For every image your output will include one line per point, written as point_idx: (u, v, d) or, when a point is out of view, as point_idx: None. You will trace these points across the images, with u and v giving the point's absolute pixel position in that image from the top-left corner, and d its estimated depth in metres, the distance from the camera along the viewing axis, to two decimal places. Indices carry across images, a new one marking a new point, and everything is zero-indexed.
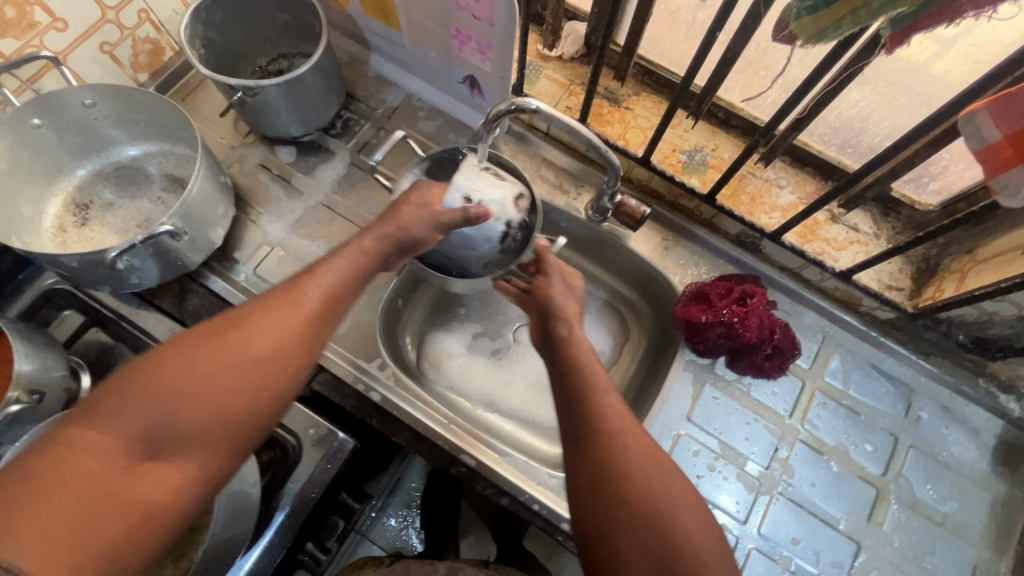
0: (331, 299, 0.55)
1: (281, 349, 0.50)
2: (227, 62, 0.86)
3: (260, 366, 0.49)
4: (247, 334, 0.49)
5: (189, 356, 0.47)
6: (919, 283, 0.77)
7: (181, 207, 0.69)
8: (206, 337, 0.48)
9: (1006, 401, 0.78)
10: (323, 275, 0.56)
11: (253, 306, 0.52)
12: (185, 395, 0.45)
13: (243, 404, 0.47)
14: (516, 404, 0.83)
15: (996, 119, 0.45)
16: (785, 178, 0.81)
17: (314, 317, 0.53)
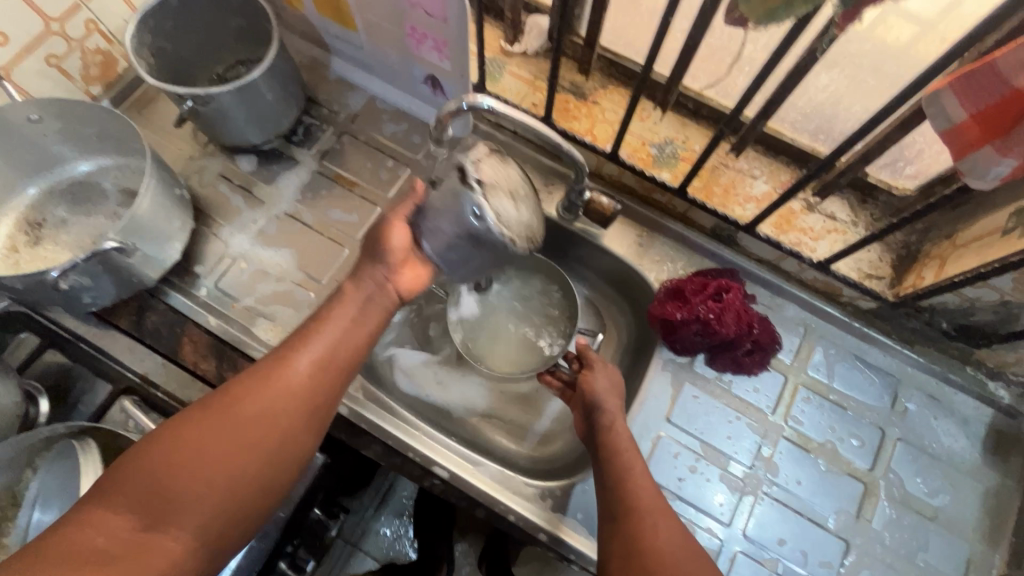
0: (324, 365, 0.59)
1: (275, 418, 0.55)
2: (182, 70, 0.83)
3: (255, 435, 0.54)
4: (242, 404, 0.55)
5: (189, 429, 0.53)
6: (900, 270, 0.74)
7: (129, 222, 0.66)
8: (204, 410, 0.54)
9: (995, 388, 0.76)
10: (318, 339, 0.59)
11: (246, 375, 0.57)
12: (187, 467, 0.51)
13: (242, 472, 0.53)
14: (496, 406, 0.81)
15: (962, 98, 0.42)
16: (758, 167, 0.78)
17: (306, 384, 0.57)
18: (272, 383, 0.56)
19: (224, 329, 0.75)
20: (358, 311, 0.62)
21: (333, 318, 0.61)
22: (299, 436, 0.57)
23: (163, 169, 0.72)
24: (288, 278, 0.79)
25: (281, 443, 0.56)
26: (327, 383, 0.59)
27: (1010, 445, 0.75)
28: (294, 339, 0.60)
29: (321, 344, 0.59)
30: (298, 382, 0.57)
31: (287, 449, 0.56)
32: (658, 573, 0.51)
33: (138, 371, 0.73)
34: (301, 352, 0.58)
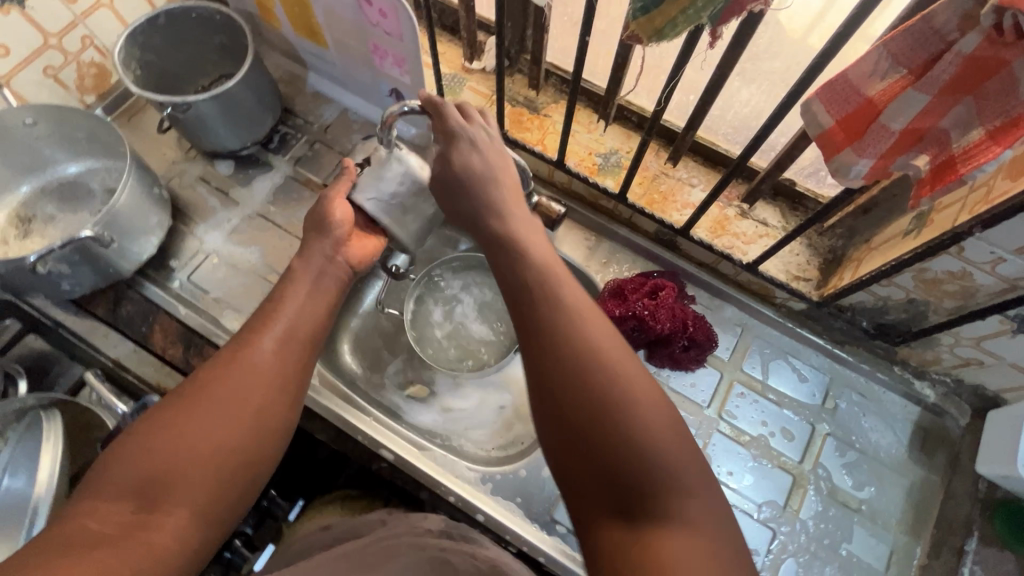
0: (293, 338, 0.56)
1: (257, 388, 0.51)
2: (168, 82, 0.90)
3: (239, 407, 0.50)
4: (220, 383, 0.50)
5: (168, 414, 0.48)
6: (827, 273, 0.79)
7: (106, 214, 0.72)
8: (179, 395, 0.50)
9: (921, 387, 0.79)
10: (283, 314, 0.57)
11: (217, 359, 0.53)
12: (174, 450, 0.46)
13: (232, 446, 0.48)
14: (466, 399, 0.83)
15: (828, 107, 0.47)
16: (696, 176, 0.83)
17: (281, 354, 0.54)
18: (244, 358, 0.52)
19: (192, 318, 0.80)
20: (313, 285, 0.61)
21: (292, 294, 0.59)
22: (284, 403, 0.53)
23: (143, 169, 0.78)
24: (256, 272, 0.85)
25: (266, 412, 0.51)
26: (298, 349, 0.56)
27: (935, 441, 0.78)
28: (258, 316, 0.57)
29: (289, 318, 0.57)
30: (272, 354, 0.54)
31: (274, 417, 0.52)
32: (603, 383, 0.43)
33: (111, 355, 0.79)
34: (267, 328, 0.55)
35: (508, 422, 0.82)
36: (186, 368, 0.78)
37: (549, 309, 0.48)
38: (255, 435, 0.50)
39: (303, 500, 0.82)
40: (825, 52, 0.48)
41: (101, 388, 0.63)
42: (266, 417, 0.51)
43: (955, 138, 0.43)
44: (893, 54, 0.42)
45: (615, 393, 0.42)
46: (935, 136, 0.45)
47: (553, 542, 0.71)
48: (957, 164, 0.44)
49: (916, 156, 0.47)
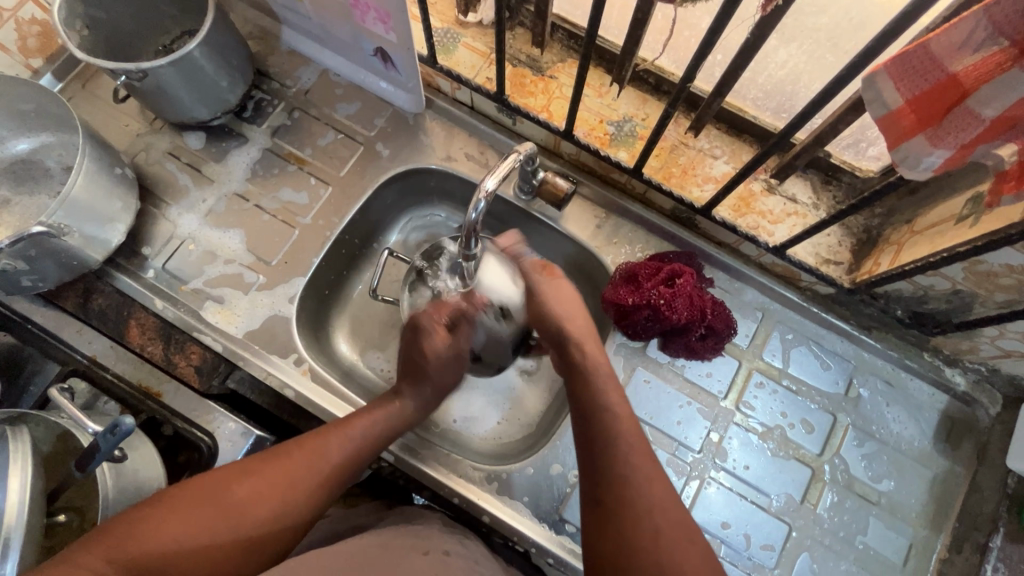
0: (341, 478, 0.58)
1: (280, 514, 0.54)
2: (123, 42, 0.79)
3: (261, 529, 0.52)
4: (258, 497, 0.53)
5: (201, 505, 0.51)
6: (859, 256, 0.73)
7: (61, 204, 0.64)
8: (223, 486, 0.53)
9: (952, 375, 0.75)
10: (344, 445, 0.59)
11: (271, 466, 0.55)
12: (186, 547, 0.49)
13: (235, 561, 0.51)
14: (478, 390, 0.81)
15: (897, 84, 0.39)
16: (719, 147, 0.75)
17: (322, 488, 0.57)
18: (292, 477, 0.55)
19: (170, 311, 0.75)
20: (383, 418, 0.64)
21: (361, 427, 0.61)
22: (300, 533, 0.55)
23: (100, 148, 0.70)
24: (237, 260, 0.78)
25: (279, 541, 0.54)
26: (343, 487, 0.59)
27: (962, 432, 0.74)
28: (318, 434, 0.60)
29: (346, 452, 0.59)
30: (316, 481, 0.56)
31: (283, 546, 0.54)
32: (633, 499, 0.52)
33: (86, 353, 0.72)
34: (326, 454, 0.58)
35: (523, 404, 0.81)
36: (167, 366, 0.73)
37: (598, 415, 0.58)
38: (257, 556, 0.52)
39: None
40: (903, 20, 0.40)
41: (69, 405, 0.58)
42: (277, 545, 0.53)
43: None
44: (996, 23, 0.33)
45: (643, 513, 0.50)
46: None
47: (562, 541, 0.69)
48: None
49: (1000, 145, 0.39)
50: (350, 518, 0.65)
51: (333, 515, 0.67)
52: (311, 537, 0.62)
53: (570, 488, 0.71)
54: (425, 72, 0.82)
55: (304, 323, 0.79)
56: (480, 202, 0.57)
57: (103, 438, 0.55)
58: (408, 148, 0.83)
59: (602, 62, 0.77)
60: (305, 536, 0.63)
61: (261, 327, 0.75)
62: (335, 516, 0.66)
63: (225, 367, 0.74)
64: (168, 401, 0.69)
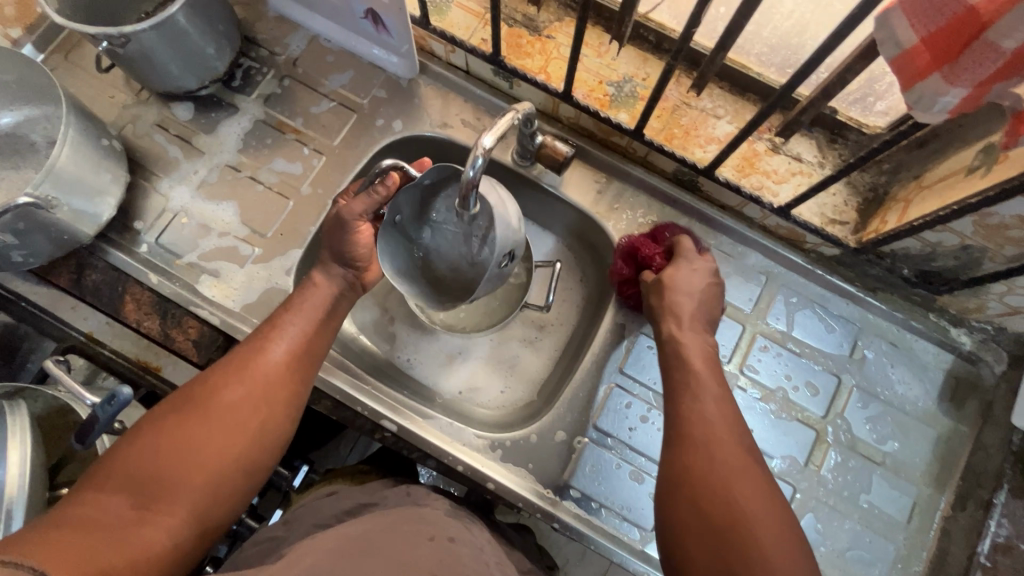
0: (298, 349, 0.59)
1: (264, 401, 0.55)
2: (103, 10, 0.76)
3: (237, 414, 0.53)
4: (221, 391, 0.54)
5: (173, 418, 0.52)
6: (866, 215, 0.71)
7: (47, 175, 0.63)
8: (205, 393, 0.54)
9: (957, 334, 0.74)
10: (288, 326, 0.60)
11: (223, 366, 0.56)
12: (174, 452, 0.50)
13: (228, 449, 0.52)
14: (481, 362, 0.81)
15: (911, 19, 0.37)
16: (722, 106, 0.73)
17: (283, 363, 0.57)
18: (259, 368, 0.56)
19: (166, 286, 0.73)
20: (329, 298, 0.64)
21: (297, 308, 0.62)
22: (281, 410, 0.56)
23: (85, 118, 0.67)
24: (231, 232, 0.76)
25: (267, 420, 0.55)
26: (307, 358, 0.59)
27: (966, 391, 0.74)
28: (268, 328, 0.60)
29: (291, 327, 0.60)
30: (280, 367, 0.57)
31: (270, 425, 0.55)
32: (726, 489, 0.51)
33: (83, 330, 0.73)
34: (271, 337, 0.58)
35: (527, 369, 0.81)
36: (164, 341, 0.71)
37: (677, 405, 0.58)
38: (248, 441, 0.53)
39: (306, 465, 0.79)
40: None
41: (66, 378, 0.58)
42: (262, 425, 0.55)
43: None
44: None
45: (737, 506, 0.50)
46: None
47: (568, 508, 0.69)
48: None
49: (1020, 82, 0.38)
50: (356, 494, 0.64)
51: (340, 490, 0.66)
52: (316, 512, 0.61)
53: (575, 454, 0.71)
54: (418, 35, 0.80)
55: None
56: (476, 161, 0.54)
57: (103, 409, 0.54)
58: (402, 116, 0.81)
59: (601, 20, 0.74)
60: (309, 509, 0.62)
61: (258, 300, 0.74)
62: (341, 491, 0.66)
63: (223, 340, 0.71)
64: (167, 375, 0.73)
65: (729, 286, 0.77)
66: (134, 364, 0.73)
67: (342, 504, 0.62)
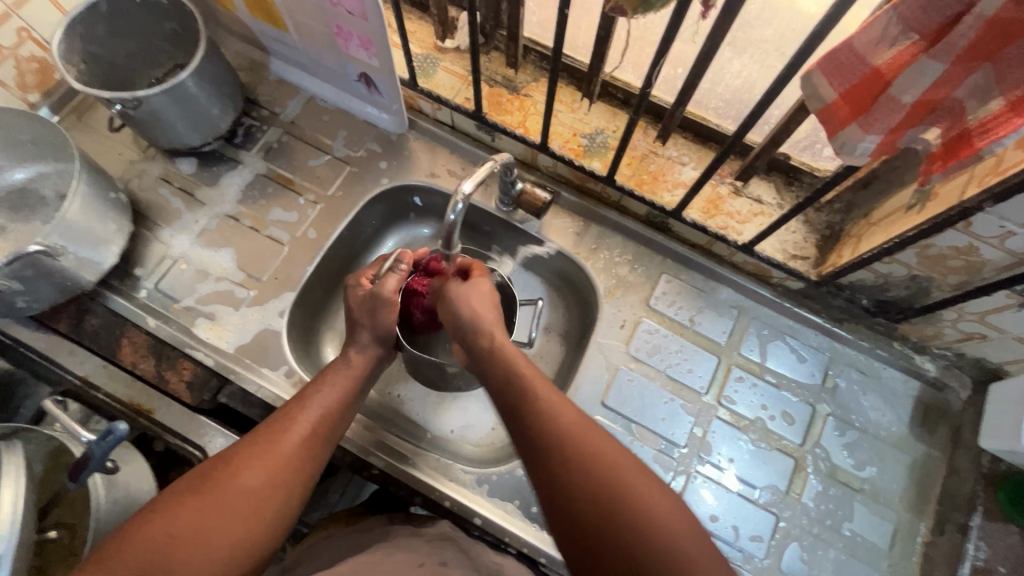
0: (321, 431, 0.60)
1: (275, 484, 0.55)
2: (117, 76, 0.83)
3: (251, 497, 0.53)
4: (241, 472, 0.54)
5: (186, 499, 0.52)
6: (824, 250, 0.77)
7: (58, 225, 0.67)
8: (225, 471, 0.54)
9: (922, 362, 0.78)
10: (313, 404, 0.61)
11: (243, 446, 0.56)
12: (184, 537, 0.49)
13: (237, 535, 0.51)
14: (476, 410, 0.82)
15: (830, 79, 0.43)
16: (686, 154, 0.80)
17: (302, 448, 0.58)
18: (275, 449, 0.56)
19: (163, 329, 0.76)
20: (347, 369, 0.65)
21: (321, 389, 0.63)
22: (294, 493, 0.56)
23: (95, 173, 0.72)
24: (228, 277, 0.80)
25: (274, 503, 0.54)
26: (324, 440, 0.60)
27: (936, 417, 0.77)
28: (291, 405, 0.61)
29: (318, 409, 0.61)
30: (296, 447, 0.57)
31: (279, 510, 0.55)
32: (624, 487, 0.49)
33: (79, 373, 0.75)
34: (296, 419, 0.59)
35: None
36: (159, 383, 0.74)
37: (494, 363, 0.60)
38: (259, 526, 0.53)
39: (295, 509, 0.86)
40: (816, 34, 0.44)
41: (64, 417, 0.60)
42: (274, 508, 0.54)
43: (972, 109, 0.40)
44: (904, 18, 0.38)
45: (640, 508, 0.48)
46: (948, 108, 0.41)
47: (554, 541, 0.70)
48: (973, 138, 0.41)
49: (926, 129, 0.43)
50: (355, 533, 0.65)
51: (335, 533, 0.67)
52: (317, 553, 0.62)
53: None
54: (407, 95, 0.87)
55: (295, 336, 0.80)
56: (457, 204, 0.59)
57: (98, 445, 0.56)
58: (392, 167, 0.87)
59: (573, 80, 0.82)
60: (315, 553, 0.63)
61: (251, 341, 0.77)
62: (338, 534, 0.66)
63: (217, 382, 0.75)
64: (160, 418, 0.73)
65: (704, 320, 0.81)
66: (128, 407, 0.74)
67: (345, 547, 0.62)
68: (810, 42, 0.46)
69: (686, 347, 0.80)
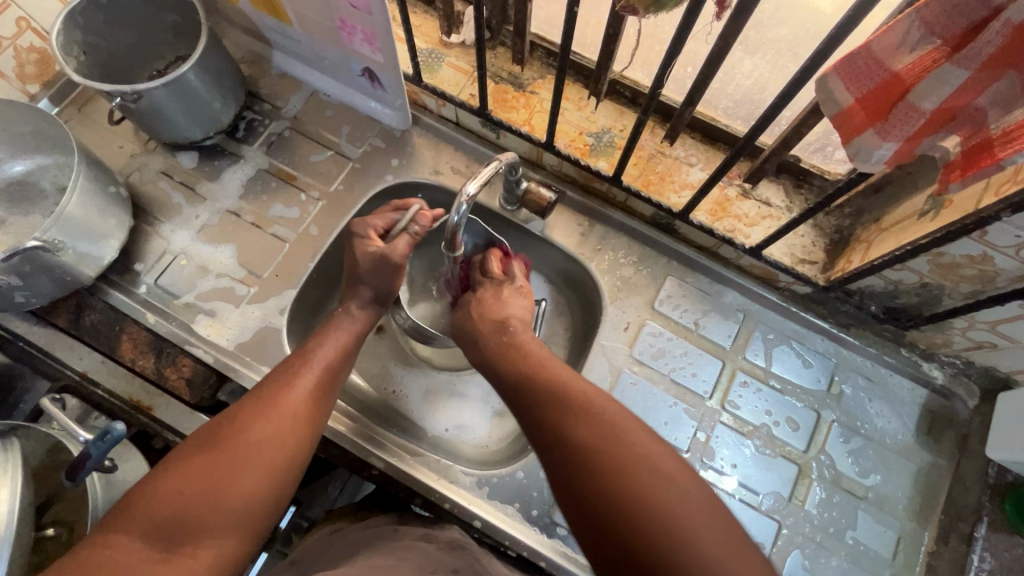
0: (322, 386, 0.60)
1: (286, 433, 0.55)
2: (118, 68, 0.82)
3: (263, 448, 0.53)
4: (251, 425, 0.54)
5: (199, 457, 0.51)
6: (833, 255, 0.75)
7: (57, 219, 0.66)
8: (236, 425, 0.54)
9: (929, 369, 0.77)
10: (314, 359, 0.62)
11: (246, 403, 0.56)
12: (202, 488, 0.49)
13: (256, 483, 0.51)
14: (471, 411, 0.82)
15: (847, 84, 0.41)
16: (695, 154, 0.78)
17: (308, 398, 0.58)
18: (281, 401, 0.57)
19: (162, 326, 0.75)
20: (341, 331, 0.66)
21: (320, 345, 0.64)
22: (305, 444, 0.56)
23: (94, 167, 0.71)
24: (228, 274, 0.79)
25: (290, 449, 0.55)
26: (328, 392, 0.61)
27: (942, 424, 0.76)
28: (288, 362, 0.61)
29: (319, 364, 0.61)
30: (302, 398, 0.58)
31: (292, 459, 0.55)
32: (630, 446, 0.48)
33: (79, 369, 0.75)
34: (298, 375, 0.59)
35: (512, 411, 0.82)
36: (158, 380, 0.73)
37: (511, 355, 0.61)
38: (275, 474, 0.53)
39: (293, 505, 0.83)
40: (832, 37, 0.43)
41: (60, 415, 0.59)
42: (290, 454, 0.55)
43: (994, 117, 0.39)
44: (926, 22, 0.36)
45: (652, 470, 0.45)
46: (969, 116, 0.40)
47: (554, 546, 0.69)
48: (994, 147, 0.39)
49: (946, 137, 0.42)
50: (358, 531, 0.65)
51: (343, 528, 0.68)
52: (324, 550, 0.62)
53: None
54: (411, 90, 0.85)
55: (295, 334, 0.80)
56: (460, 206, 0.58)
57: (94, 446, 0.55)
58: (396, 164, 0.86)
59: (580, 78, 0.81)
60: (321, 547, 0.63)
61: (251, 339, 0.76)
62: (345, 529, 0.67)
63: (216, 379, 0.75)
64: (159, 415, 0.73)
65: (709, 323, 0.80)
66: (127, 403, 0.74)
67: (348, 548, 0.62)
68: (827, 44, 0.44)
69: (691, 351, 0.79)
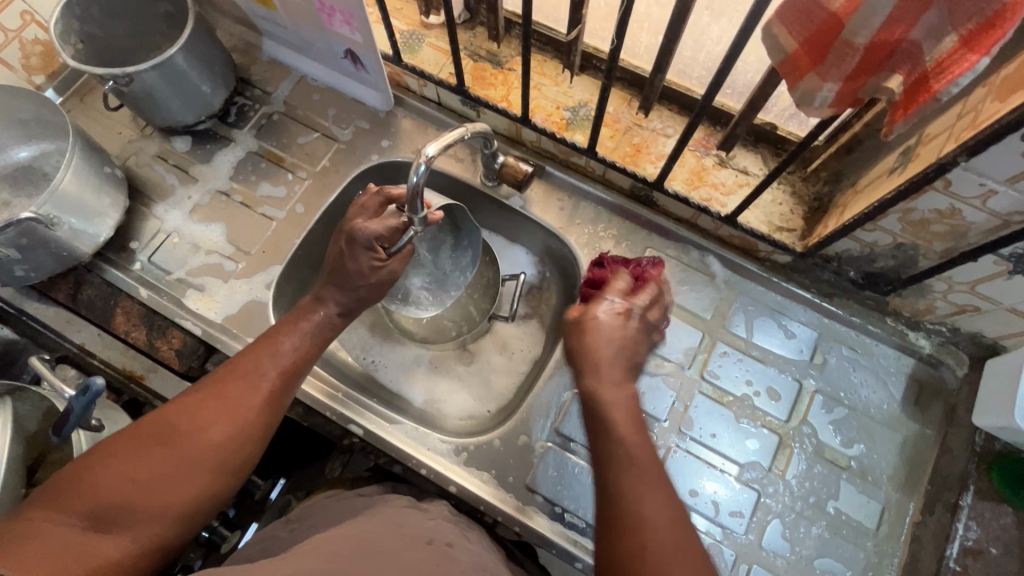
0: (281, 391, 0.61)
1: (237, 437, 0.57)
2: (116, 57, 0.86)
3: (215, 449, 0.55)
4: (206, 425, 0.56)
5: (151, 447, 0.53)
6: (811, 222, 0.75)
7: (51, 195, 0.69)
8: (192, 422, 0.55)
9: (916, 338, 0.75)
10: (279, 360, 0.62)
11: (206, 396, 0.57)
12: (148, 480, 0.51)
13: (202, 482, 0.54)
14: (444, 383, 0.83)
15: (788, 27, 0.42)
16: (671, 126, 0.79)
17: (267, 403, 0.60)
18: (239, 403, 0.58)
19: (154, 300, 0.78)
20: (312, 330, 0.66)
21: (292, 346, 0.64)
22: (255, 448, 0.58)
23: (90, 148, 0.75)
24: (218, 251, 0.82)
25: (240, 453, 0.57)
26: (286, 398, 0.62)
27: (930, 395, 0.74)
28: (252, 358, 0.62)
29: (282, 366, 0.62)
30: (259, 401, 0.59)
31: (241, 462, 0.57)
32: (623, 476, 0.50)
33: (76, 341, 0.79)
34: (262, 376, 0.60)
35: (490, 383, 0.83)
36: (149, 351, 0.77)
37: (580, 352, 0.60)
38: (222, 475, 0.55)
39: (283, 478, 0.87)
40: None
41: (50, 375, 0.63)
42: (240, 458, 0.57)
43: (928, 49, 0.39)
44: None
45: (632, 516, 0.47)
46: (907, 51, 0.39)
47: (532, 513, 0.70)
48: (931, 80, 0.40)
49: (888, 76, 0.42)
50: (347, 496, 0.67)
51: (340, 493, 0.69)
52: (317, 512, 0.64)
53: (538, 459, 0.72)
54: (393, 72, 0.88)
55: (282, 308, 0.82)
56: (420, 167, 0.60)
57: (76, 400, 0.58)
58: (379, 143, 0.88)
59: (556, 53, 0.82)
60: (315, 509, 0.65)
61: (238, 312, 0.79)
62: (341, 494, 0.68)
63: (204, 350, 0.77)
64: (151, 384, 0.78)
65: (689, 295, 0.80)
66: (122, 372, 0.78)
67: (337, 511, 0.63)
68: None
69: (670, 322, 0.79)
